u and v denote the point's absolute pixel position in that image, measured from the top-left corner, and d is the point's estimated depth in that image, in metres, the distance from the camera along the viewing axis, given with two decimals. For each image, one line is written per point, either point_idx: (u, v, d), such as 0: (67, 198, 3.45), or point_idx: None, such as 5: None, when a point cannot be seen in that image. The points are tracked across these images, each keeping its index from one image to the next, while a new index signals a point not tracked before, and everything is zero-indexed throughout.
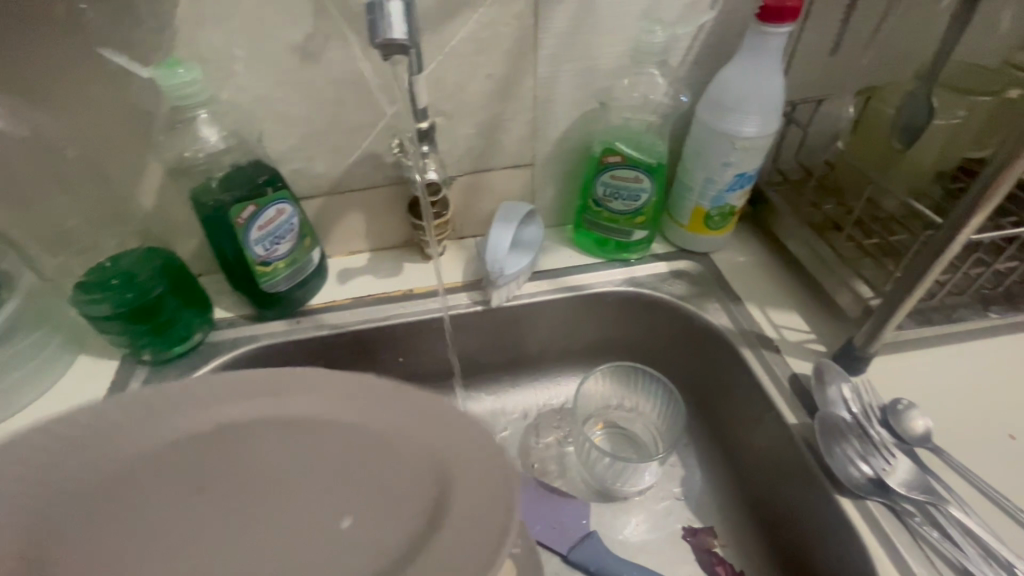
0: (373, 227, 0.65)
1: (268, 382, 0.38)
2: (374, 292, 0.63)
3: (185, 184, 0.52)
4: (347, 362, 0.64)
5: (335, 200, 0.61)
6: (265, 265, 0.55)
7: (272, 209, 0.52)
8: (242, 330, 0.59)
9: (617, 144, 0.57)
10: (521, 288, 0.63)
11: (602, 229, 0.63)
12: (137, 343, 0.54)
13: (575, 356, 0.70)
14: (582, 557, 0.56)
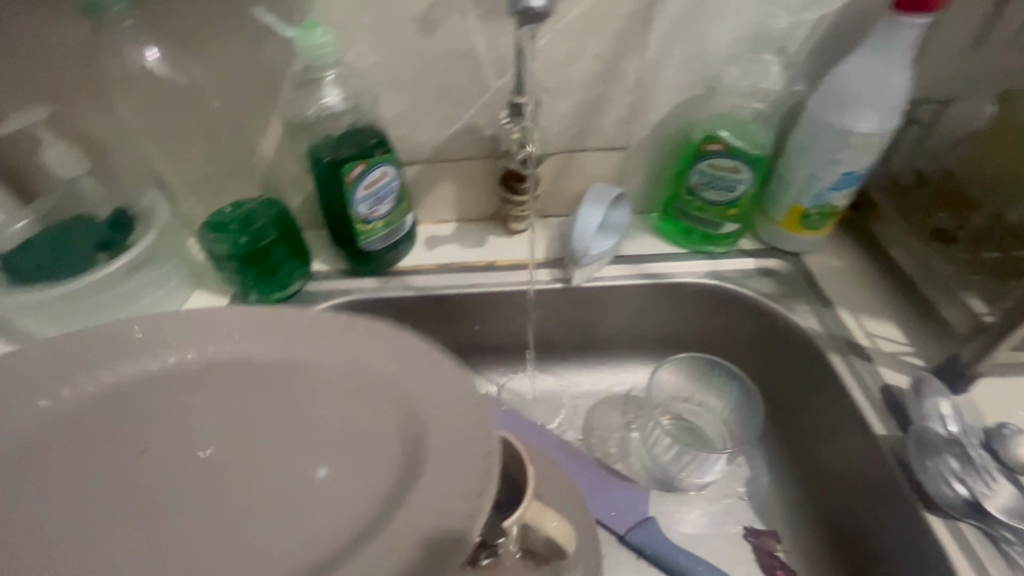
0: (462, 198, 0.68)
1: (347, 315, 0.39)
2: (458, 261, 0.66)
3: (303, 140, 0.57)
4: (427, 325, 0.67)
5: (432, 169, 0.64)
6: (365, 224, 0.58)
7: (378, 169, 0.55)
8: (337, 283, 0.63)
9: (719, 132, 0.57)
10: (602, 270, 0.64)
11: (691, 219, 0.62)
12: (247, 285, 0.60)
13: (647, 345, 0.70)
14: (639, 540, 0.57)
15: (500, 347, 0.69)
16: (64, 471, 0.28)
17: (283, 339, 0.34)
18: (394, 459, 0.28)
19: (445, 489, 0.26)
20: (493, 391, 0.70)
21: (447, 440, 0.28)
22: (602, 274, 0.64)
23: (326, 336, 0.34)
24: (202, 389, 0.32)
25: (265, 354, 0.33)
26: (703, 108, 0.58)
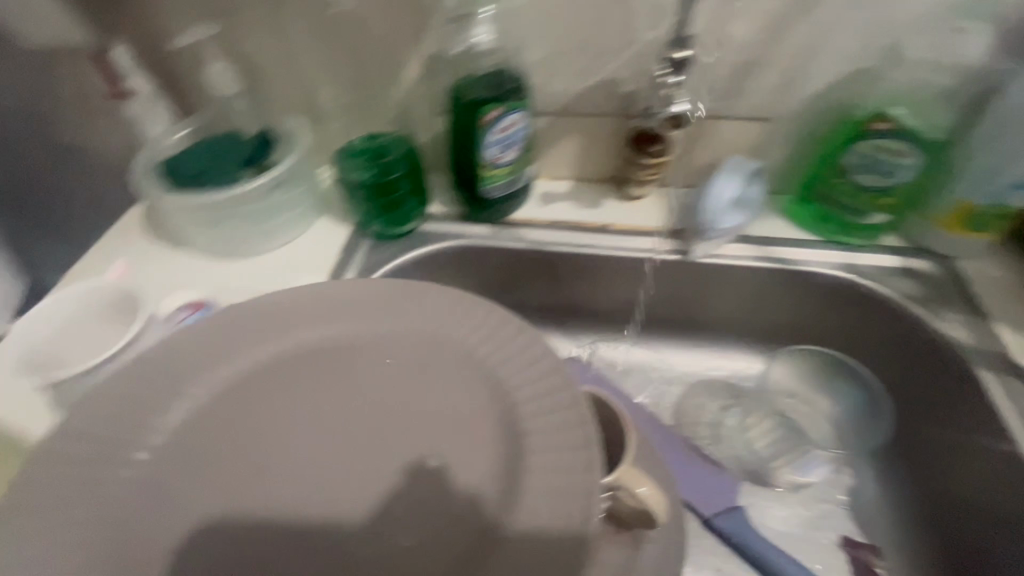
0: (583, 156, 0.66)
1: (424, 291, 0.42)
2: (572, 219, 0.65)
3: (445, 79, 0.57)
4: (532, 280, 0.67)
5: (559, 122, 0.63)
6: (490, 169, 0.58)
7: (512, 115, 0.54)
8: (450, 226, 0.64)
9: (889, 109, 0.52)
10: (723, 247, 0.60)
11: (833, 204, 0.57)
12: (370, 216, 0.62)
13: (756, 334, 0.66)
14: (726, 526, 0.55)
15: (599, 313, 0.68)
16: (248, 431, 0.36)
17: (388, 319, 0.41)
18: (496, 452, 0.34)
19: (553, 477, 0.32)
20: (584, 356, 0.69)
21: (545, 440, 0.34)
22: (724, 251, 0.60)
23: (434, 325, 0.40)
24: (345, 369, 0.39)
25: (391, 334, 0.40)
26: (872, 82, 0.53)
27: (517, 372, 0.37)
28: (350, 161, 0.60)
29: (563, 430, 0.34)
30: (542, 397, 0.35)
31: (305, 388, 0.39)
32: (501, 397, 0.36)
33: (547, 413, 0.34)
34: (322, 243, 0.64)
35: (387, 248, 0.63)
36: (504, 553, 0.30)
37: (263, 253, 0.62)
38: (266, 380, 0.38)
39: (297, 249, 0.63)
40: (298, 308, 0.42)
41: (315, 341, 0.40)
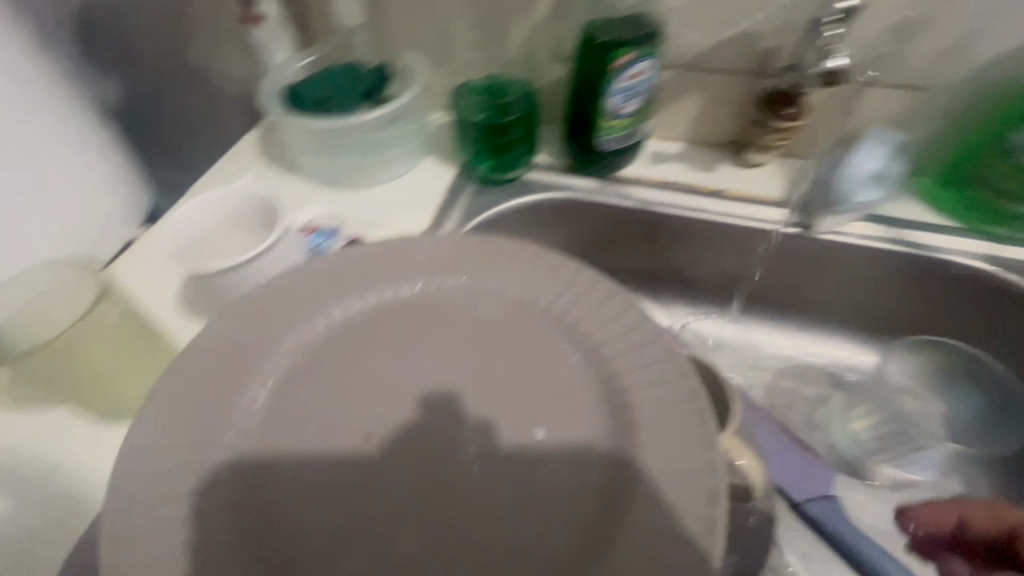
0: (701, 117, 0.63)
1: (503, 250, 0.41)
2: (684, 181, 0.62)
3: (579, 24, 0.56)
4: (633, 243, 0.65)
5: (684, 76, 0.59)
6: (610, 119, 0.56)
7: (643, 62, 0.52)
8: (556, 177, 0.63)
9: None
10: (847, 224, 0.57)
11: (991, 189, 0.54)
12: (477, 158, 0.61)
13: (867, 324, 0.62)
14: (819, 513, 0.53)
15: (696, 282, 0.66)
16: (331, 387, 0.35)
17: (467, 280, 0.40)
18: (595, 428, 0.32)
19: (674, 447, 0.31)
20: (674, 326, 0.68)
21: (654, 409, 0.32)
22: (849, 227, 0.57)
23: (517, 288, 0.39)
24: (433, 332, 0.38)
25: (472, 295, 0.39)
26: None
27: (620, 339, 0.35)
28: (466, 99, 0.59)
29: (674, 400, 0.32)
30: (647, 364, 0.34)
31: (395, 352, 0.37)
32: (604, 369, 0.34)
33: (656, 382, 0.33)
34: (425, 181, 0.63)
35: (491, 193, 0.63)
36: (626, 539, 0.28)
37: (370, 185, 0.63)
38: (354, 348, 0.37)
39: (403, 185, 0.63)
40: (378, 270, 0.40)
41: (396, 303, 0.39)
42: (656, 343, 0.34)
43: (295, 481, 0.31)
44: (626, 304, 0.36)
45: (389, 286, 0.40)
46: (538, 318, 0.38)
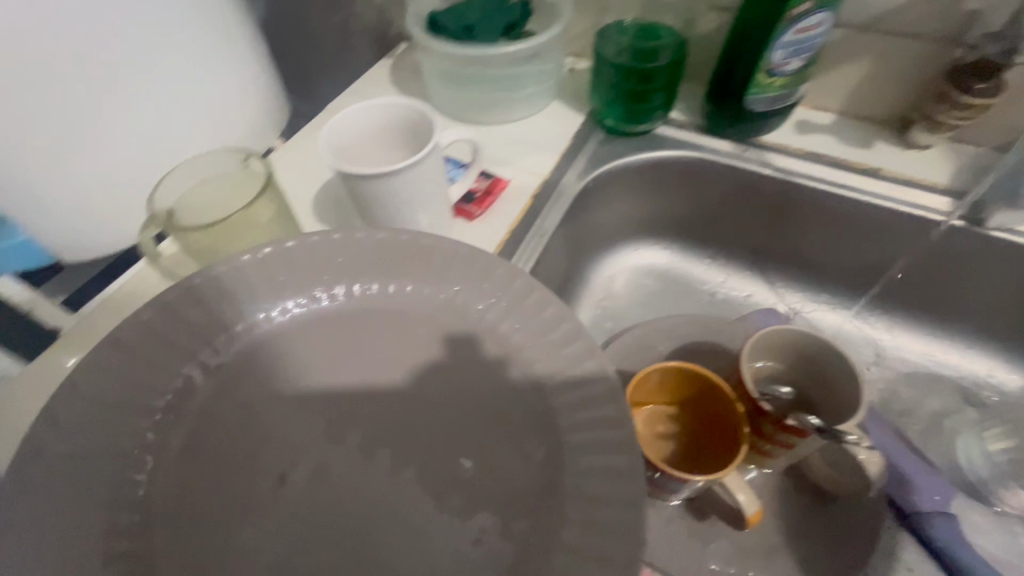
0: (865, 87, 0.57)
1: (441, 249, 0.38)
2: (834, 155, 0.57)
3: None
4: (761, 218, 0.61)
5: (858, 38, 0.53)
6: (768, 76, 0.52)
7: (820, 14, 0.48)
8: (691, 136, 0.60)
9: None
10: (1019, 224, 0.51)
11: None
12: (611, 107, 0.59)
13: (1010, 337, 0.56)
14: (929, 529, 0.49)
15: (820, 268, 0.62)
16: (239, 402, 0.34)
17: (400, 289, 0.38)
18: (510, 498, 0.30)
19: (600, 482, 0.29)
20: (785, 312, 0.64)
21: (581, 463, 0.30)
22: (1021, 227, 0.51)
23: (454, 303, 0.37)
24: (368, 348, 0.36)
25: (407, 309, 0.37)
26: None
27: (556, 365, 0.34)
28: (610, 41, 0.56)
29: (601, 426, 0.31)
30: (577, 389, 0.33)
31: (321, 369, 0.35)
32: (540, 401, 0.33)
33: (587, 413, 0.32)
34: (554, 125, 0.62)
35: (619, 146, 0.61)
36: None
37: (500, 122, 0.62)
38: (280, 372, 0.35)
39: (530, 126, 0.62)
40: (315, 282, 0.38)
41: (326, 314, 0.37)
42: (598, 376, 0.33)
43: (222, 491, 0.31)
44: (562, 322, 0.35)
45: (324, 299, 0.38)
46: (480, 338, 0.36)
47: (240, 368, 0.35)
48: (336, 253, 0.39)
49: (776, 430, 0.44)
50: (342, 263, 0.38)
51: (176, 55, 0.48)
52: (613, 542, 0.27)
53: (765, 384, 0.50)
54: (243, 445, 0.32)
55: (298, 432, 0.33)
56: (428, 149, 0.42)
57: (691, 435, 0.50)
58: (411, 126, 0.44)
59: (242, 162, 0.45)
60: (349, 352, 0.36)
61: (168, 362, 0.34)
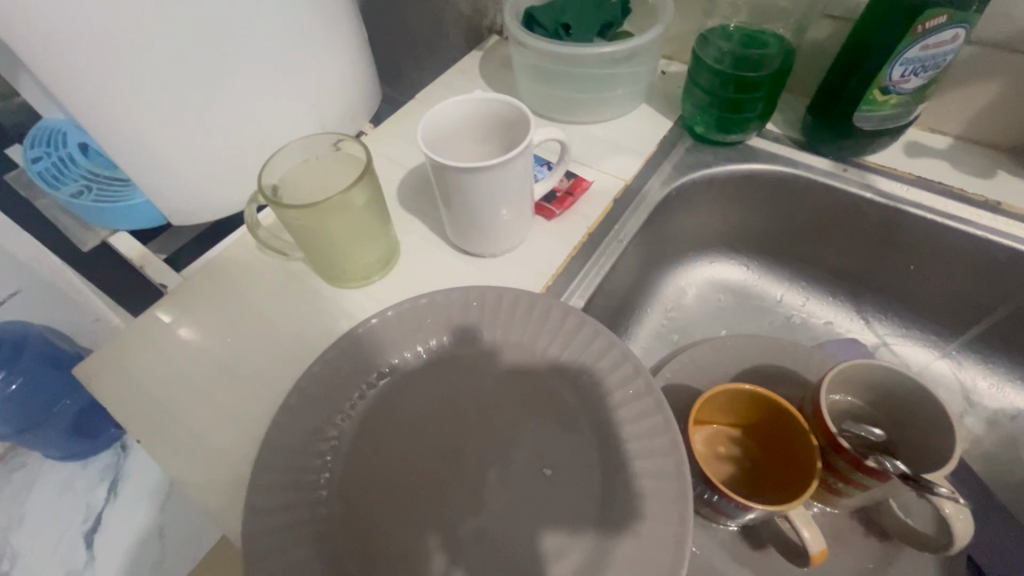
0: (995, 111, 0.52)
1: (503, 306, 0.45)
2: (948, 183, 0.53)
3: None
4: (855, 244, 0.58)
5: (996, 57, 0.49)
6: (883, 94, 0.48)
7: (953, 30, 0.44)
8: (785, 149, 0.57)
9: None
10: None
11: None
12: (705, 114, 0.57)
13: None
14: None
15: (915, 302, 0.58)
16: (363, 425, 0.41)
17: (469, 339, 0.45)
18: (576, 527, 0.37)
19: (654, 484, 0.36)
20: (867, 343, 0.61)
21: (639, 487, 0.37)
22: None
23: (517, 356, 0.44)
24: (452, 370, 0.44)
25: (472, 358, 0.44)
26: None
27: (607, 390, 0.40)
28: (711, 46, 0.54)
29: (654, 437, 0.38)
30: (627, 408, 0.39)
31: (403, 395, 0.42)
32: (586, 442, 0.39)
33: (639, 429, 0.38)
34: (642, 128, 0.61)
35: (708, 154, 0.59)
36: None
37: (587, 120, 0.62)
38: (370, 416, 0.41)
39: (617, 127, 0.61)
40: (398, 337, 0.44)
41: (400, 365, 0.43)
42: (654, 415, 0.38)
43: (347, 485, 0.38)
44: (608, 353, 0.42)
45: (405, 358, 0.44)
46: (528, 376, 0.43)
47: (357, 384, 0.42)
48: (419, 315, 0.45)
49: (850, 468, 0.42)
50: (426, 323, 0.45)
51: (287, 41, 0.51)
52: (666, 529, 0.35)
53: (840, 415, 0.48)
54: (348, 454, 0.39)
55: (398, 445, 0.40)
56: (522, 148, 0.43)
57: (755, 461, 0.49)
58: (507, 124, 0.45)
59: (335, 145, 0.47)
60: (423, 394, 0.43)
61: (302, 396, 0.40)
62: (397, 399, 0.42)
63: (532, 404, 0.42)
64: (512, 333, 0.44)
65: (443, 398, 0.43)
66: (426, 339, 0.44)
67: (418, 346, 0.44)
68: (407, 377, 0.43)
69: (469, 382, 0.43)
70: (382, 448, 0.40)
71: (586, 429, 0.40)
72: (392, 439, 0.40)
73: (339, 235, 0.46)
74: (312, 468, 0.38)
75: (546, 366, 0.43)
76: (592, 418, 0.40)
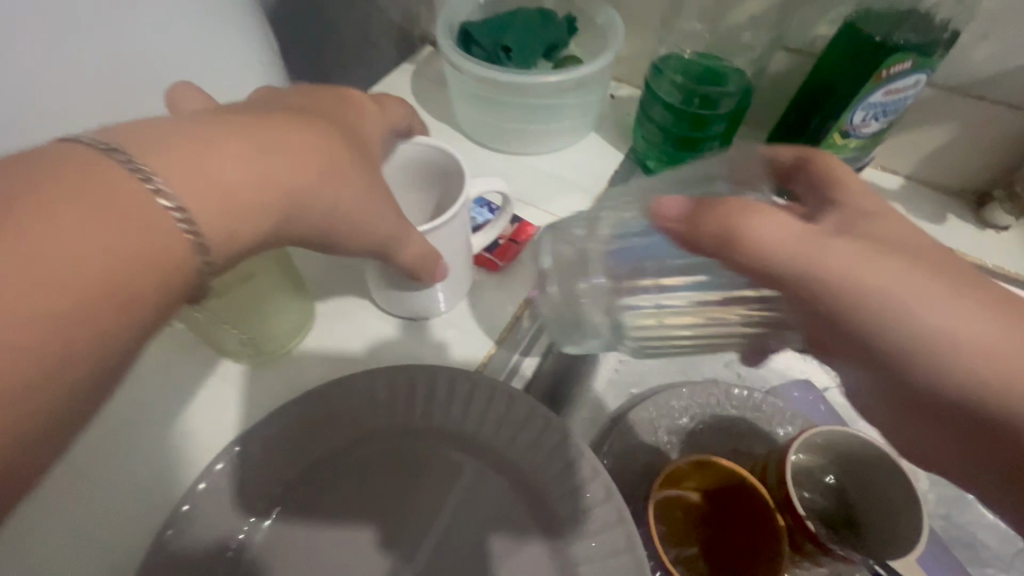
0: (944, 156, 0.51)
1: (449, 387, 0.40)
2: None
3: (848, 13, 0.44)
4: None
5: (953, 101, 0.47)
6: (843, 137, 0.46)
7: (916, 76, 0.41)
8: None
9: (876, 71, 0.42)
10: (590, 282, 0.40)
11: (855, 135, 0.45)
12: (659, 148, 0.52)
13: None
14: None
15: None
16: (285, 535, 0.36)
17: (403, 424, 0.40)
18: None
19: None
20: (822, 385, 0.59)
21: None
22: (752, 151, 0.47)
23: (461, 444, 0.40)
24: (387, 465, 0.39)
25: (410, 446, 0.40)
26: None
27: (560, 495, 0.37)
28: (665, 77, 0.49)
29: (617, 557, 0.34)
30: (584, 516, 0.36)
31: (331, 495, 0.38)
32: (538, 549, 0.36)
33: (599, 542, 0.35)
34: (593, 163, 0.56)
35: None
36: None
37: (535, 152, 0.56)
38: (296, 522, 0.37)
39: (565, 161, 0.56)
40: (324, 431, 0.38)
41: (328, 458, 0.38)
42: (616, 526, 0.35)
43: None
44: (564, 444, 0.37)
45: (333, 452, 0.39)
46: (473, 470, 0.39)
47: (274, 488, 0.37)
48: (341, 407, 0.39)
49: (819, 553, 0.40)
50: (350, 415, 0.39)
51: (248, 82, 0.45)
52: None
53: (809, 482, 0.45)
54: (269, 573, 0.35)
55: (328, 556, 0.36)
56: (456, 206, 0.37)
57: (712, 530, 0.44)
58: (445, 176, 0.40)
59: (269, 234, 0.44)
60: (356, 496, 0.38)
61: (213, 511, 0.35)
62: (322, 499, 0.38)
63: (474, 500, 0.38)
64: (454, 419, 0.40)
65: (379, 497, 0.38)
66: (357, 426, 0.39)
67: (348, 437, 0.39)
68: (332, 477, 0.38)
69: (405, 479, 0.39)
70: (312, 560, 0.36)
71: (539, 531, 0.37)
72: (324, 536, 0.37)
73: (254, 303, 0.40)
74: (233, 526, 0.35)
75: (495, 461, 0.39)
76: (545, 525, 0.37)
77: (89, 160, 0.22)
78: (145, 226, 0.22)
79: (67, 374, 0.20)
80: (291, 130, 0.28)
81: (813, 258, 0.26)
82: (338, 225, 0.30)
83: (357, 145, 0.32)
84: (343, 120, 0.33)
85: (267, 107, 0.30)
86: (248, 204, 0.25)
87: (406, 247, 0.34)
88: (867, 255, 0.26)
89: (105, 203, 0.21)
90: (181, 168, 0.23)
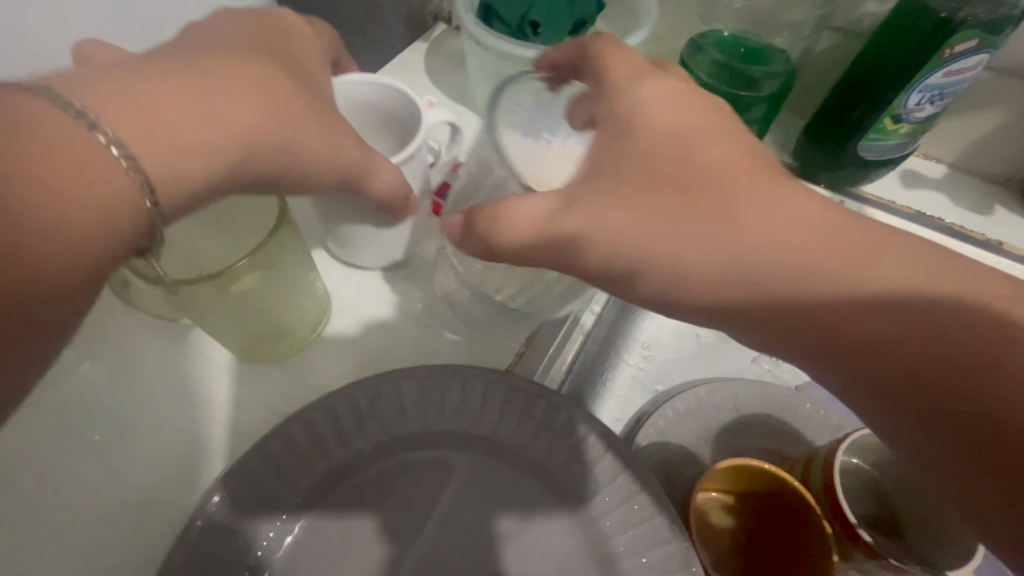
0: (994, 143, 0.48)
1: (479, 391, 0.37)
2: (947, 219, 0.49)
3: None
4: None
5: (1008, 85, 0.44)
6: (894, 122, 0.43)
7: (978, 56, 0.39)
8: None
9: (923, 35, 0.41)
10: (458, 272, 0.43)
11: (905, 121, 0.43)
12: None
13: (836, 361, 0.24)
14: None
15: None
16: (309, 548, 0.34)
17: (431, 429, 0.37)
18: None
19: None
20: None
21: None
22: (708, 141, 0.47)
23: (495, 450, 0.37)
24: (417, 470, 0.36)
25: (439, 451, 0.37)
26: None
27: (605, 505, 0.34)
28: (703, 55, 0.46)
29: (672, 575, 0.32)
30: (632, 530, 0.34)
31: (357, 504, 0.35)
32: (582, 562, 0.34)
33: (646, 557, 0.33)
34: None
35: None
36: None
37: None
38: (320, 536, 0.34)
39: None
40: (347, 435, 0.36)
41: (353, 467, 0.36)
42: (667, 541, 0.33)
43: None
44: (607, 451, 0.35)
45: (357, 459, 0.36)
46: (507, 477, 0.36)
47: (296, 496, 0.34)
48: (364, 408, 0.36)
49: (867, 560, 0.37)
50: (374, 417, 0.36)
51: None
52: None
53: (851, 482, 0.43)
54: None
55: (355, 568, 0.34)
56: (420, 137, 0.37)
57: (749, 535, 0.42)
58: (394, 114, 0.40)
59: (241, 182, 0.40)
60: (383, 505, 0.35)
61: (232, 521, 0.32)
62: (348, 509, 0.35)
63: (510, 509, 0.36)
64: (485, 422, 0.37)
65: (408, 506, 0.36)
66: (383, 429, 0.37)
67: (374, 442, 0.36)
68: (358, 484, 0.36)
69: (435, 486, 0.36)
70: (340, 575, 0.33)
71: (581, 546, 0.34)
72: (350, 545, 0.34)
73: (265, 288, 0.38)
74: (260, 530, 0.33)
75: (531, 467, 0.36)
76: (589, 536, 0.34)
77: (27, 104, 0.21)
78: (95, 171, 0.21)
79: (30, 320, 0.20)
80: (239, 72, 0.27)
81: (558, 233, 0.28)
82: (295, 161, 0.29)
83: (306, 85, 0.31)
84: (286, 54, 0.31)
85: (204, 43, 0.29)
86: (194, 147, 0.24)
87: (374, 177, 0.34)
88: (597, 210, 0.28)
89: (44, 146, 0.20)
90: (124, 112, 0.22)
